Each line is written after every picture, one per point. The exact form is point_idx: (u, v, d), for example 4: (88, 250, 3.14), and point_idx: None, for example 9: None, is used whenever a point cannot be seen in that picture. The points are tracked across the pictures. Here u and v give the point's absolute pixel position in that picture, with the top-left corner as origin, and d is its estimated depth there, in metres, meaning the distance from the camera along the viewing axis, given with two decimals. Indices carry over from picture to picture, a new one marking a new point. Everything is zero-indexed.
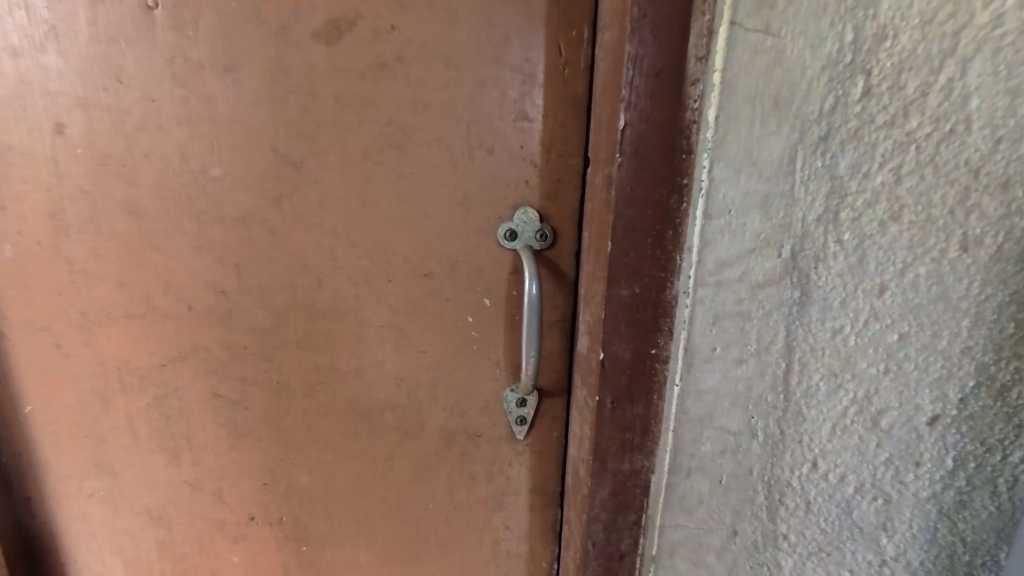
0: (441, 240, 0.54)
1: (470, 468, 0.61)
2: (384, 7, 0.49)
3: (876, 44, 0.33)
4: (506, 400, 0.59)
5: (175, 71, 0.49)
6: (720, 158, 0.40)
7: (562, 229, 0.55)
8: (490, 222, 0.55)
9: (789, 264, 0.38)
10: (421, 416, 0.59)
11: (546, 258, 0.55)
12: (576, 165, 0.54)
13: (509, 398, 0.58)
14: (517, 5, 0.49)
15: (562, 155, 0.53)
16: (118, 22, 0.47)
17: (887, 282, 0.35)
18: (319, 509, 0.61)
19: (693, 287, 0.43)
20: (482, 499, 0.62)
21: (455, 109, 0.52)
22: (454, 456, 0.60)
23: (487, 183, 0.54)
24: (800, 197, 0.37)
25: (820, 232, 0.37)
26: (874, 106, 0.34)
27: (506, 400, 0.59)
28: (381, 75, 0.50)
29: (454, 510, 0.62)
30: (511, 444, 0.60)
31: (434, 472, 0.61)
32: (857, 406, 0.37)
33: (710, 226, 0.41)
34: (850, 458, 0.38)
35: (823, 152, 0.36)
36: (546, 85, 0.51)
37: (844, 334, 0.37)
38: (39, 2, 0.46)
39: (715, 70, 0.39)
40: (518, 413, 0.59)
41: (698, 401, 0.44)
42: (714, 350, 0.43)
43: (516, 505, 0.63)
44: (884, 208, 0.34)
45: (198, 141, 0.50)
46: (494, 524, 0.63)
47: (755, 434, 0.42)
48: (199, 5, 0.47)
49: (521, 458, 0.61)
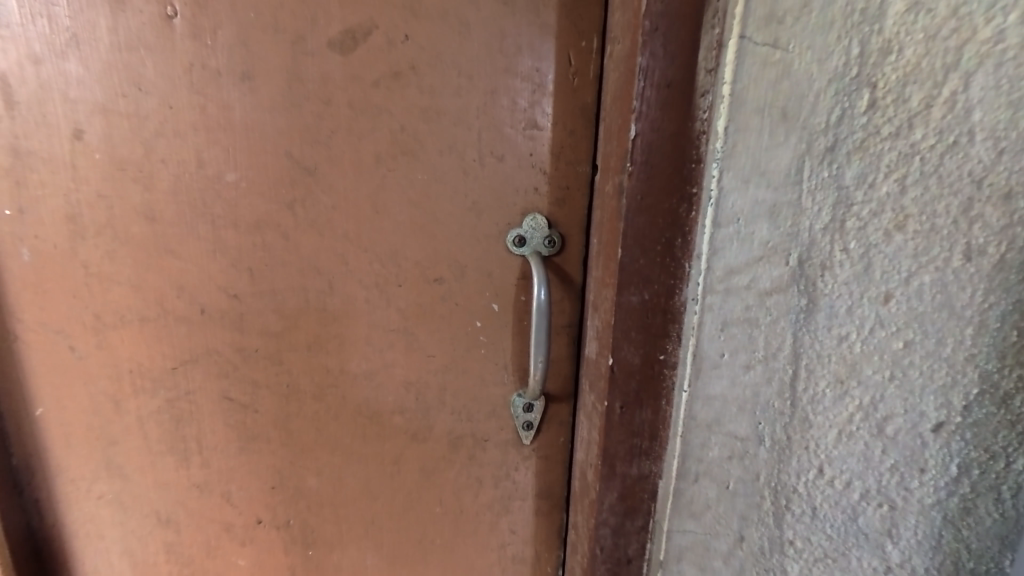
0: (451, 245, 0.55)
1: (477, 472, 0.61)
2: (399, 17, 0.50)
3: (882, 58, 0.34)
4: (512, 404, 0.59)
5: (193, 78, 0.50)
6: (729, 168, 0.39)
7: (570, 236, 0.56)
8: (500, 229, 0.55)
9: (797, 271, 0.39)
10: (429, 419, 0.59)
11: (555, 264, 0.56)
12: (584, 173, 0.54)
13: (516, 402, 0.59)
14: (529, 16, 0.50)
15: (571, 162, 0.54)
16: (138, 30, 0.48)
17: (892, 290, 0.36)
18: (326, 512, 0.62)
19: (702, 294, 0.42)
20: (488, 503, 0.62)
21: (467, 117, 0.52)
22: (461, 460, 0.61)
23: (496, 190, 0.54)
24: (807, 206, 0.38)
25: (826, 241, 0.37)
26: (879, 118, 0.35)
27: (513, 405, 0.59)
28: (395, 83, 0.51)
29: (460, 514, 0.63)
30: (518, 448, 0.61)
31: (441, 476, 0.61)
32: (862, 412, 0.38)
33: (719, 235, 0.40)
34: (855, 464, 0.39)
35: (830, 163, 0.36)
36: (556, 94, 0.52)
37: (850, 341, 0.38)
38: (62, 11, 0.47)
39: (724, 83, 0.38)
40: (524, 418, 0.60)
41: (707, 406, 0.44)
42: (722, 356, 0.42)
43: (522, 509, 0.63)
44: (888, 217, 0.35)
45: (214, 148, 0.51)
46: (500, 528, 0.64)
47: (763, 439, 0.42)
48: (218, 15, 0.48)
49: (527, 463, 0.62)
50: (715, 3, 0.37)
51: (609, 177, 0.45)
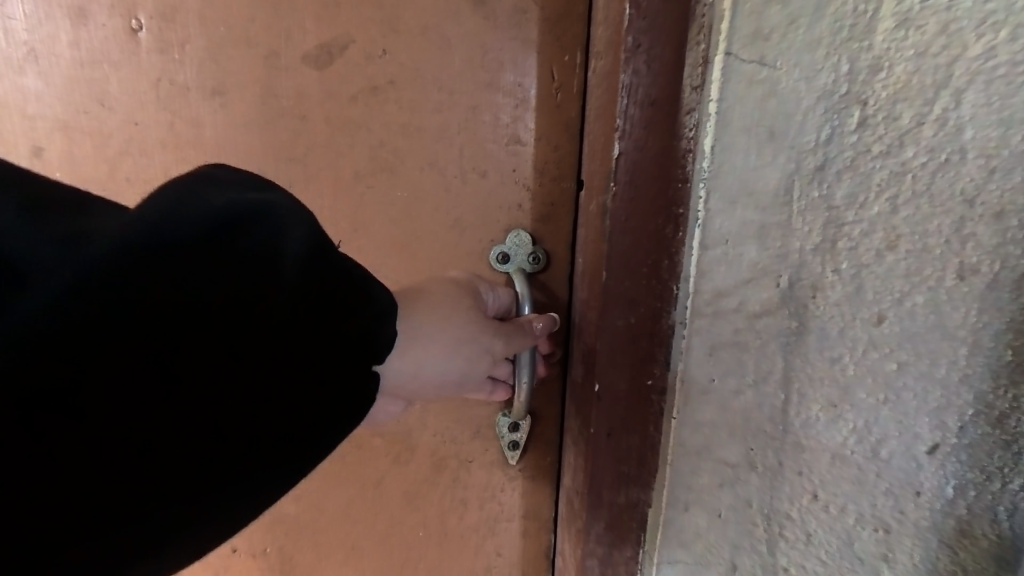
0: (433, 257, 0.57)
1: (461, 492, 0.61)
2: (378, 33, 0.53)
3: (871, 76, 0.32)
4: (499, 421, 0.59)
5: (161, 90, 0.57)
6: (716, 189, 0.40)
7: (555, 251, 0.56)
8: (485, 245, 0.57)
9: (787, 293, 0.37)
10: (412, 439, 0.60)
11: (540, 280, 0.57)
12: (570, 188, 0.54)
13: (501, 419, 0.59)
14: (512, 31, 0.52)
15: (556, 177, 0.54)
16: (103, 46, 0.56)
17: (884, 311, 0.33)
18: (443, 366, 0.50)
19: (690, 318, 0.42)
20: (474, 525, 0.62)
21: (449, 131, 0.55)
22: (443, 480, 0.61)
23: (479, 205, 0.56)
24: (797, 227, 0.36)
25: (816, 262, 0.35)
26: (870, 137, 0.32)
27: (499, 424, 0.59)
28: (372, 97, 0.55)
29: (444, 536, 0.62)
30: (504, 469, 0.60)
31: (426, 497, 0.62)
32: (856, 436, 0.35)
33: (706, 256, 0.41)
34: (848, 488, 0.35)
35: (820, 182, 0.35)
36: (540, 107, 0.53)
37: (843, 364, 0.35)
38: (18, 25, 0.56)
39: (710, 100, 0.39)
40: (510, 438, 0.59)
41: (695, 432, 0.44)
42: (711, 381, 0.42)
43: (509, 531, 0.62)
44: (880, 237, 0.33)
45: (177, 161, 0.58)
46: (487, 549, 0.62)
47: (754, 466, 0.40)
48: (188, 31, 0.55)
49: (514, 484, 0.61)
50: (700, 17, 0.38)
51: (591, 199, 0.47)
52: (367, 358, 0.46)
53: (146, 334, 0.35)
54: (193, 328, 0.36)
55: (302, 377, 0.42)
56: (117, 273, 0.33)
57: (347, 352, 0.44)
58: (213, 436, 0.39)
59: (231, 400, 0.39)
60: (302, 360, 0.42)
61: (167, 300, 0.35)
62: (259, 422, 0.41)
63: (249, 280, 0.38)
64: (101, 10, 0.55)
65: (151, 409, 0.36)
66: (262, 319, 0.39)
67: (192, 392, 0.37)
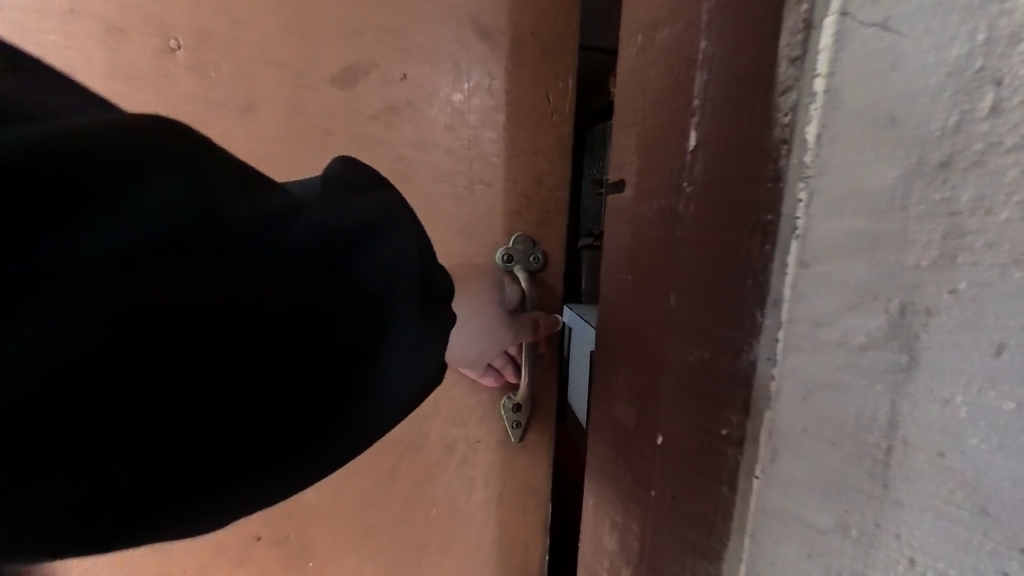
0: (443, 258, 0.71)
1: (469, 472, 0.80)
2: (399, 60, 0.68)
3: (1011, 48, 0.24)
4: (502, 406, 0.77)
5: (198, 109, 0.71)
6: (818, 191, 0.31)
7: (550, 254, 0.72)
8: (488, 249, 0.71)
9: (897, 321, 0.28)
10: (426, 425, 0.78)
11: (539, 278, 0.72)
12: (562, 197, 0.71)
13: (505, 402, 0.77)
14: (514, 62, 0.67)
15: (551, 189, 0.70)
16: (146, 64, 0.69)
17: (1007, 340, 0.25)
18: (474, 344, 0.64)
19: (783, 352, 0.34)
20: (480, 500, 0.81)
21: (459, 151, 0.70)
22: (454, 462, 0.79)
23: (484, 212, 0.71)
24: (913, 238, 0.27)
25: (934, 281, 0.27)
26: (1003, 125, 0.24)
27: (503, 407, 0.77)
28: (393, 116, 0.70)
29: (454, 511, 0.81)
30: (507, 450, 0.79)
31: (436, 476, 0.80)
32: (964, 490, 0.26)
33: (804, 275, 0.32)
34: (950, 551, 0.27)
35: (942, 183, 0.26)
36: (536, 127, 0.69)
37: (954, 407, 0.26)
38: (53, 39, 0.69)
39: (816, 74, 0.31)
40: (513, 419, 0.77)
41: (780, 494, 0.35)
42: (804, 431, 0.33)
43: (508, 505, 0.81)
44: (1010, 251, 0.24)
45: None
46: (491, 520, 0.82)
47: (846, 531, 0.31)
48: (223, 54, 0.69)
49: (514, 457, 0.79)
50: None
51: (687, 215, 0.42)
52: (365, 368, 0.51)
53: (148, 333, 0.38)
54: (194, 327, 0.40)
55: (303, 377, 0.47)
56: (124, 275, 0.37)
57: (346, 356, 0.49)
58: (214, 433, 0.43)
59: (231, 399, 0.43)
60: (300, 360, 0.46)
61: (166, 299, 0.38)
62: (258, 421, 0.45)
63: (247, 280, 0.42)
64: (141, 32, 0.68)
65: (152, 408, 0.40)
66: (261, 317, 0.43)
67: (192, 391, 0.41)
